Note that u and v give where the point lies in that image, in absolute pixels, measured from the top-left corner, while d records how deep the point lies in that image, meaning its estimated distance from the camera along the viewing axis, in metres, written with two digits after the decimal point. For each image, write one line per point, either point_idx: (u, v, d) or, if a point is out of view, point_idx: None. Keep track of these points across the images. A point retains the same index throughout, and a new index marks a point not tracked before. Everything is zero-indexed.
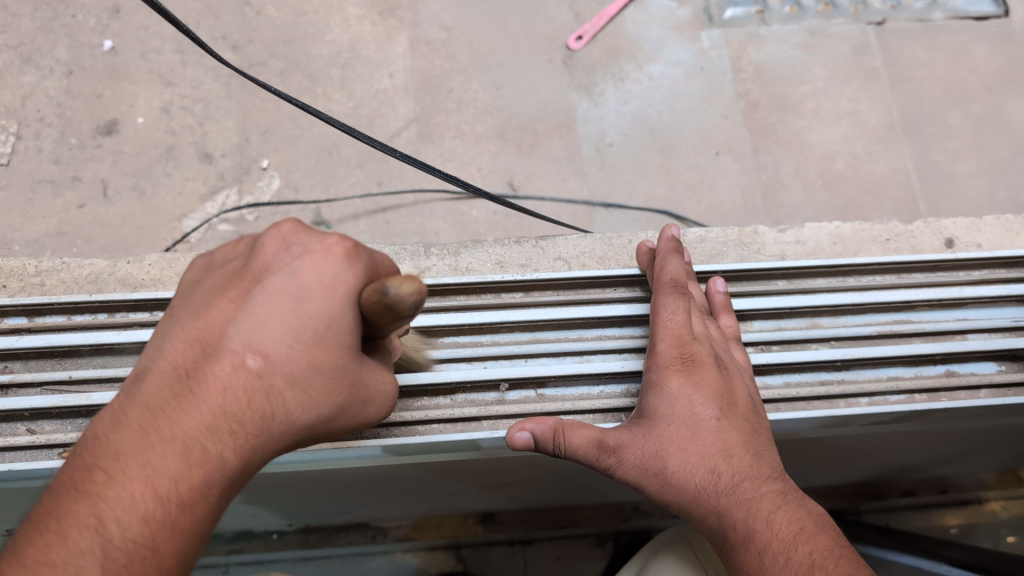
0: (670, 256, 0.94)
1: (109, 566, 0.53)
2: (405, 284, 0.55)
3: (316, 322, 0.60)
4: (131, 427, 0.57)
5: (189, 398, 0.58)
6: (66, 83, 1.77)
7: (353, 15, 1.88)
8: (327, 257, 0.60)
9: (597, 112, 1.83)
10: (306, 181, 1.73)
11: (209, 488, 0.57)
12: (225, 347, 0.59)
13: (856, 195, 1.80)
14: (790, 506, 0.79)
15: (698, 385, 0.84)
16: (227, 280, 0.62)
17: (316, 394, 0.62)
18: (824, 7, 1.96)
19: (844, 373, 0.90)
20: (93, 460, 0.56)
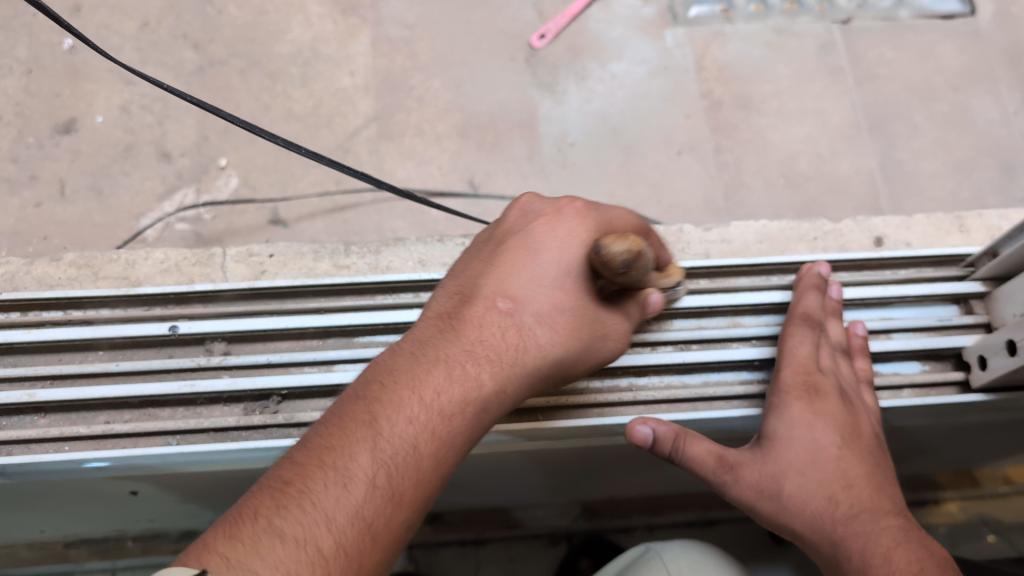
0: (811, 290, 0.98)
1: (381, 460, 0.72)
2: (618, 244, 0.71)
3: (554, 272, 0.86)
4: (408, 353, 0.81)
5: (457, 331, 0.83)
6: (25, 82, 1.76)
7: (315, 14, 1.87)
8: (559, 219, 0.89)
9: (559, 111, 1.82)
10: (263, 180, 1.72)
11: (464, 406, 0.78)
12: (481, 294, 0.86)
13: (819, 195, 1.79)
14: (910, 545, 0.81)
15: (818, 413, 0.92)
16: (490, 249, 0.91)
17: (563, 335, 0.85)
18: (789, 6, 1.95)
19: (737, 374, 1.00)
20: (382, 375, 0.78)
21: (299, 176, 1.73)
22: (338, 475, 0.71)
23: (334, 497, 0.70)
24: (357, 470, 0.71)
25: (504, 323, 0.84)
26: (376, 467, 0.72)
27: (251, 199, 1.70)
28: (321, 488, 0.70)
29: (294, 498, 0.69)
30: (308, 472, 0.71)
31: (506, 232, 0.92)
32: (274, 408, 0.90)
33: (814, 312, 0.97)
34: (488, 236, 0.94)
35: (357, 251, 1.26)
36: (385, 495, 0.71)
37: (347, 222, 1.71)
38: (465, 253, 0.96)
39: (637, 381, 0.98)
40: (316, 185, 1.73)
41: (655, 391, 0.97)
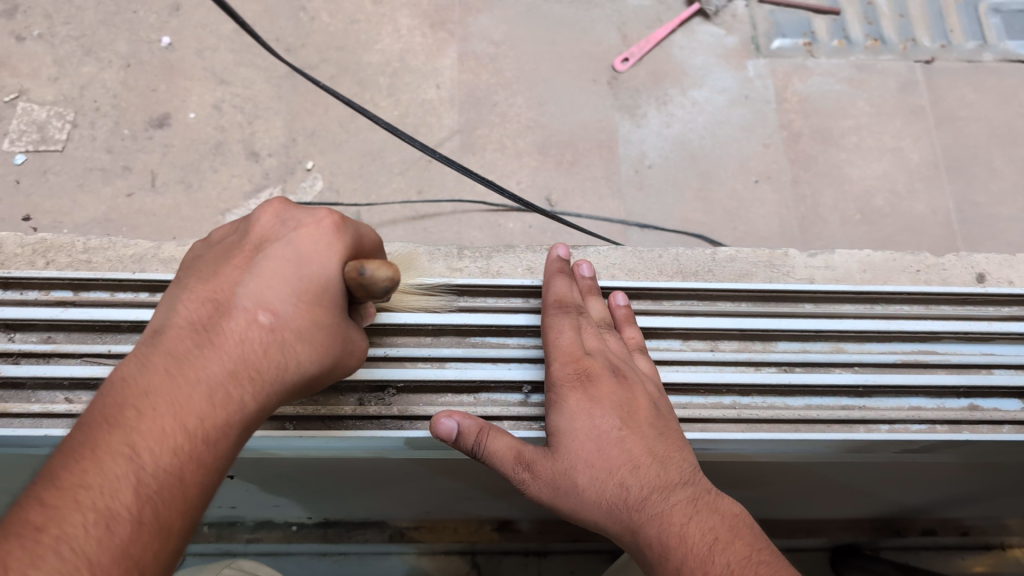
0: (556, 277, 0.87)
1: (141, 492, 0.57)
2: (380, 269, 0.63)
3: (316, 283, 0.66)
4: (155, 370, 0.61)
5: (211, 348, 0.63)
6: (123, 76, 1.82)
7: (405, 26, 1.92)
8: (318, 228, 0.67)
9: (639, 133, 1.85)
10: (347, 185, 1.76)
11: (229, 428, 0.62)
12: (237, 304, 0.65)
13: (894, 232, 1.79)
14: (703, 515, 0.73)
15: (595, 399, 0.80)
16: (227, 252, 0.68)
17: (315, 349, 0.67)
18: (872, 43, 1.96)
19: (865, 400, 0.86)
20: (125, 395, 0.60)
21: (382, 183, 1.77)
22: (100, 512, 0.55)
23: (94, 536, 0.54)
24: (116, 504, 0.56)
25: (265, 339, 0.65)
26: (141, 499, 0.57)
27: (335, 201, 1.75)
28: (79, 531, 0.54)
29: (48, 540, 0.53)
30: (64, 511, 0.55)
31: (254, 238, 0.68)
32: (389, 401, 0.82)
33: (567, 296, 0.86)
34: (222, 241, 0.71)
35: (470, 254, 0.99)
36: (153, 529, 0.57)
37: (426, 231, 1.75)
38: (191, 257, 0.71)
39: (740, 402, 0.84)
40: (398, 194, 1.77)
41: (762, 410, 0.83)
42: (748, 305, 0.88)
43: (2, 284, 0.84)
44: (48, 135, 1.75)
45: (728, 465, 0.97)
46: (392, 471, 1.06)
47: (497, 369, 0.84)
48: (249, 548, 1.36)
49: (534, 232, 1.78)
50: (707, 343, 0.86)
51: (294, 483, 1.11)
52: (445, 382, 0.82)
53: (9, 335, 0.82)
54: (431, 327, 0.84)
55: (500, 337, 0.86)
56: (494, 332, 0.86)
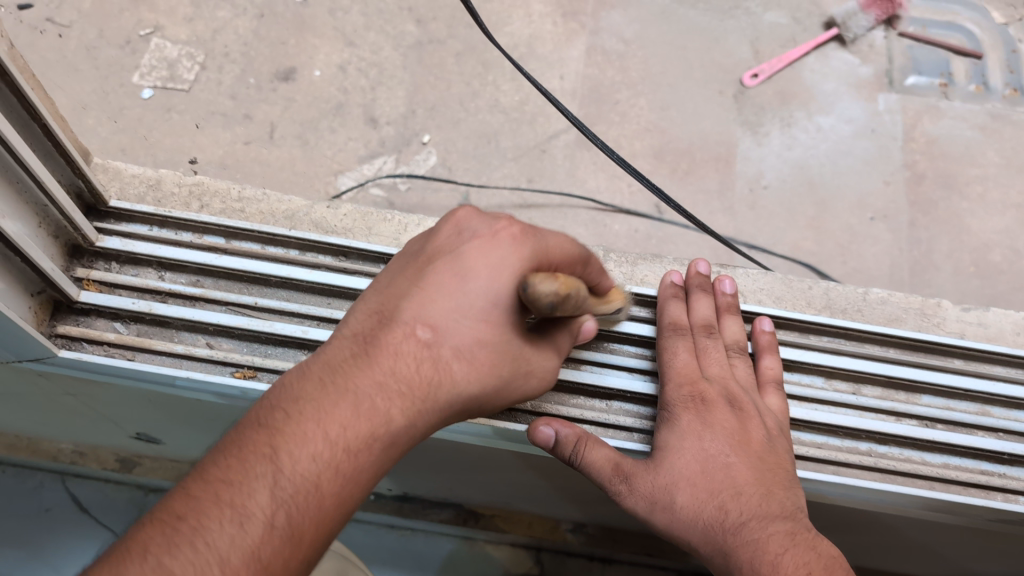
0: (670, 300, 0.87)
1: (277, 494, 0.56)
2: (544, 282, 0.54)
3: (482, 300, 0.66)
4: (315, 379, 0.62)
5: (367, 359, 0.63)
6: (255, 25, 1.84)
7: (537, 12, 1.90)
8: (496, 240, 0.67)
9: (759, 152, 1.81)
10: (460, 163, 1.76)
11: (377, 442, 0.61)
12: (399, 319, 0.65)
13: (1008, 290, 1.72)
14: (799, 548, 0.71)
15: (709, 424, 0.79)
16: (406, 268, 0.70)
17: (479, 367, 0.66)
18: (1011, 92, 1.90)
19: (1006, 468, 0.83)
20: (283, 401, 0.61)
21: (494, 167, 1.77)
22: (234, 508, 0.55)
23: (228, 533, 0.54)
24: (252, 504, 0.55)
25: (419, 354, 0.65)
26: (275, 502, 0.56)
27: (446, 178, 1.75)
28: (214, 521, 0.54)
29: (186, 530, 0.54)
30: (206, 503, 0.55)
31: (433, 252, 0.70)
32: None
33: (683, 319, 0.85)
34: (409, 252, 0.73)
35: (616, 258, 1.03)
36: (289, 535, 0.56)
37: (531, 221, 1.74)
38: (375, 274, 0.73)
39: (877, 449, 0.82)
40: (508, 179, 1.76)
41: (898, 463, 0.81)
42: (896, 352, 0.86)
43: (159, 221, 0.85)
44: (177, 74, 1.77)
45: (838, 513, 0.93)
46: (485, 466, 1.04)
47: (633, 380, 0.83)
48: None
49: (639, 237, 1.75)
50: (850, 385, 0.84)
51: None
52: (584, 385, 0.81)
53: (159, 272, 0.83)
54: None
55: (637, 348, 0.86)
56: (633, 342, 0.86)
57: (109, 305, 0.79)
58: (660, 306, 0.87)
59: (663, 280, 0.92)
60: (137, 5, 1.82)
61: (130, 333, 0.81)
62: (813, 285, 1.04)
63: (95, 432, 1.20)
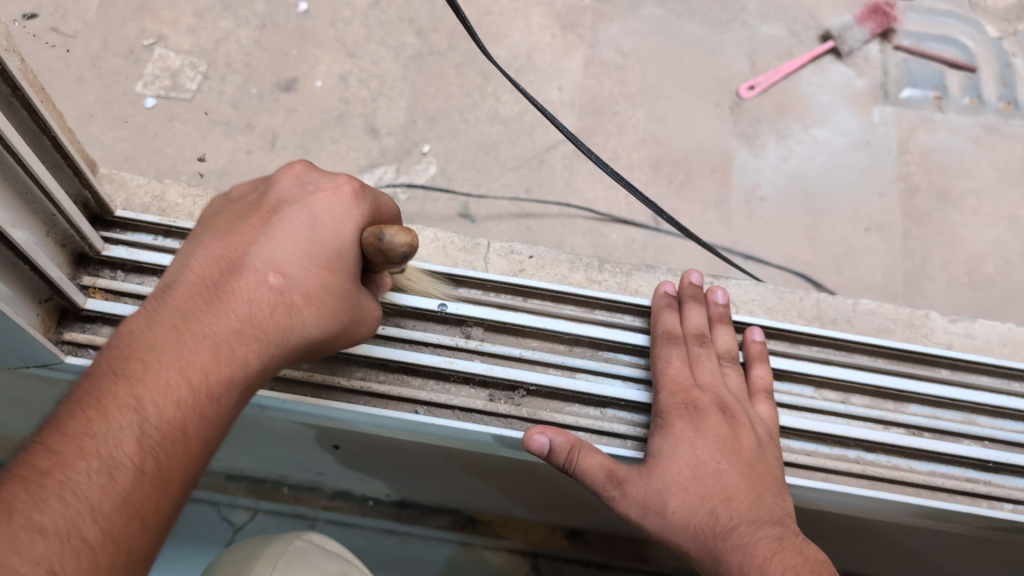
0: (664, 309, 0.89)
1: (144, 443, 0.56)
2: (398, 235, 0.65)
3: (328, 248, 0.68)
4: (165, 326, 0.62)
5: (218, 307, 0.64)
6: (257, 35, 1.86)
7: (536, 24, 1.92)
8: (338, 193, 0.70)
9: (755, 164, 1.84)
10: (460, 173, 1.79)
11: (230, 385, 0.62)
12: (248, 265, 0.66)
13: (1001, 301, 1.74)
14: (787, 553, 0.73)
15: (701, 431, 0.81)
16: (244, 212, 0.71)
17: (326, 311, 0.68)
18: (1005, 106, 1.92)
19: (992, 476, 0.85)
20: (133, 349, 0.60)
21: (494, 176, 1.79)
22: (102, 459, 0.55)
23: (96, 482, 0.54)
24: (120, 454, 0.55)
25: (271, 299, 0.66)
26: (142, 450, 0.56)
27: (446, 189, 1.77)
28: (82, 474, 0.54)
29: (51, 485, 0.53)
30: (69, 458, 0.55)
31: (274, 199, 0.71)
32: (518, 401, 0.83)
33: (676, 328, 0.87)
34: (241, 203, 0.73)
35: (611, 269, 1.06)
36: (155, 480, 0.56)
37: (530, 230, 1.76)
38: (208, 218, 0.73)
39: (865, 457, 0.84)
40: (507, 189, 1.78)
41: (886, 470, 0.83)
42: (884, 362, 0.88)
43: (163, 231, 0.87)
44: (179, 83, 1.79)
45: (828, 519, 0.94)
46: (480, 472, 1.06)
47: (627, 388, 0.85)
48: (320, 515, 1.39)
49: (637, 246, 1.78)
50: (840, 394, 0.86)
51: (389, 465, 1.12)
52: (579, 393, 0.82)
53: None
54: (570, 336, 0.85)
55: (631, 357, 0.88)
56: (627, 351, 0.88)
57: (115, 313, 0.81)
58: (654, 315, 0.89)
59: (655, 291, 0.94)
60: (141, 14, 1.84)
61: None
62: (806, 295, 1.07)
63: None
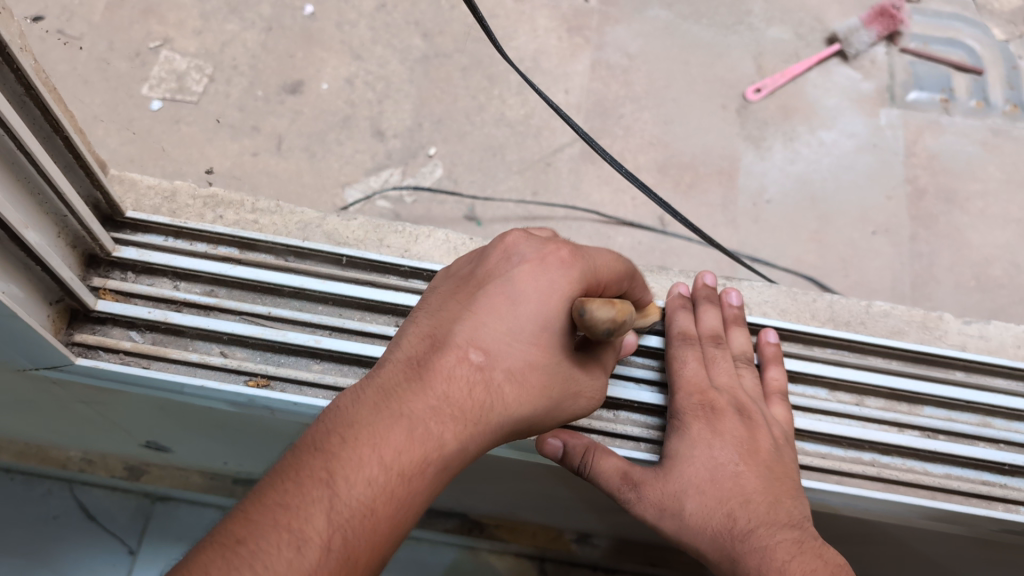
0: (679, 311, 0.89)
1: (333, 519, 0.55)
2: (602, 308, 0.57)
3: (532, 324, 0.65)
4: (369, 403, 0.61)
5: (422, 385, 0.62)
6: (264, 38, 1.86)
7: (542, 27, 1.92)
8: (544, 264, 0.66)
9: (762, 166, 1.83)
10: (466, 176, 1.78)
11: (431, 467, 0.59)
12: (452, 342, 0.64)
13: (1009, 304, 1.73)
14: (807, 556, 0.73)
15: (717, 432, 0.81)
16: (455, 290, 0.69)
17: (530, 389, 0.66)
18: (1012, 108, 1.91)
19: (1008, 479, 0.84)
20: (340, 422, 0.60)
21: (500, 179, 1.78)
22: (292, 532, 0.54)
23: (285, 557, 0.53)
24: (309, 527, 0.54)
25: (474, 380, 0.63)
26: (331, 526, 0.55)
27: (452, 191, 1.77)
28: (270, 546, 0.53)
29: (244, 553, 0.52)
30: (263, 528, 0.53)
31: (480, 277, 0.68)
32: None
33: (691, 330, 0.87)
34: (455, 275, 0.71)
35: None
36: (341, 557, 0.54)
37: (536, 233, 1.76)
38: (428, 292, 0.72)
39: (880, 459, 0.83)
40: (513, 191, 1.78)
41: (902, 473, 0.82)
42: (899, 364, 0.88)
43: (174, 232, 0.87)
44: (186, 85, 1.79)
45: (841, 522, 0.94)
46: (489, 475, 1.05)
47: (640, 391, 0.84)
48: None
49: (643, 249, 1.77)
50: (854, 397, 0.86)
51: None
52: None
53: (174, 282, 0.85)
54: None
55: (645, 359, 0.87)
56: (640, 354, 0.87)
57: (125, 314, 0.81)
58: (668, 317, 0.89)
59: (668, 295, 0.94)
60: (147, 17, 1.84)
61: (145, 341, 0.82)
62: (818, 297, 1.06)
63: (106, 440, 1.22)
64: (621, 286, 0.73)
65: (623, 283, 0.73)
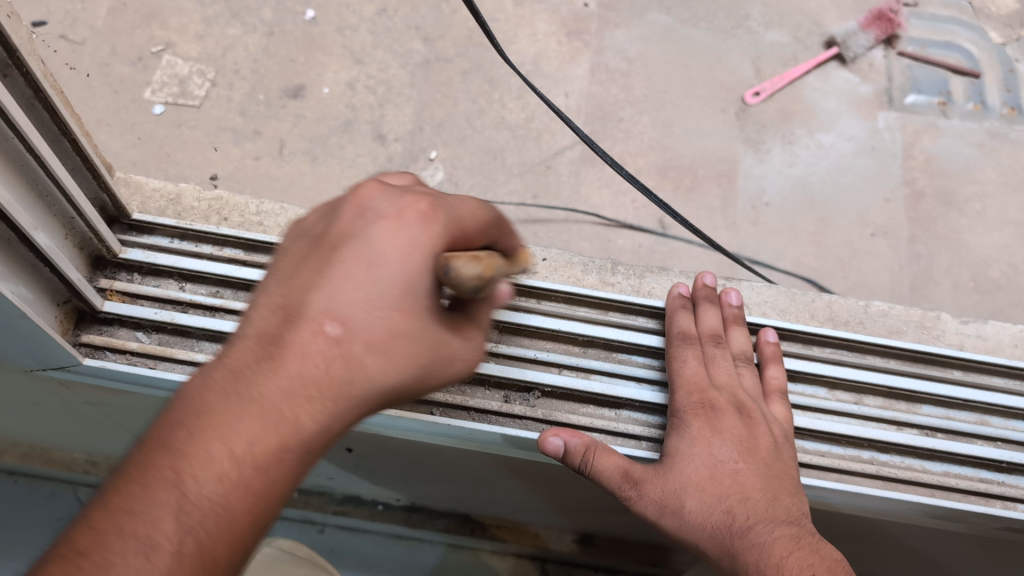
0: (679, 310, 0.90)
1: (184, 522, 0.50)
2: (466, 266, 0.53)
3: (393, 288, 0.56)
4: (217, 388, 0.54)
5: (271, 364, 0.54)
6: (265, 42, 1.87)
7: (542, 31, 1.93)
8: (402, 221, 0.57)
9: (761, 169, 1.84)
10: (467, 180, 1.79)
11: (286, 455, 0.53)
12: (306, 312, 0.55)
13: (1007, 305, 1.75)
14: (803, 552, 0.74)
15: (717, 430, 0.83)
16: (309, 246, 0.60)
17: (401, 361, 0.57)
18: (1009, 111, 1.92)
19: (1006, 476, 0.85)
20: (187, 412, 0.53)
21: (500, 182, 1.79)
22: (139, 539, 0.49)
23: (132, 566, 0.49)
24: (158, 534, 0.50)
25: (331, 354, 0.55)
26: (184, 527, 0.50)
27: (453, 194, 1.78)
28: (117, 556, 0.49)
29: (87, 568, 0.48)
30: (106, 536, 0.49)
31: (336, 233, 0.59)
32: (533, 403, 0.84)
33: (691, 329, 0.88)
34: (308, 231, 0.62)
35: (623, 271, 1.07)
36: (198, 558, 0.50)
37: (537, 236, 1.77)
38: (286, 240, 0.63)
39: (879, 457, 0.84)
40: (514, 195, 1.79)
41: (901, 471, 0.83)
42: (897, 363, 0.89)
43: (180, 234, 0.88)
44: (188, 90, 1.80)
45: (841, 520, 0.95)
46: (491, 475, 1.06)
47: (641, 390, 0.85)
48: (330, 520, 1.39)
49: (643, 251, 1.78)
50: (853, 395, 0.87)
51: (399, 469, 1.13)
52: (594, 395, 0.83)
53: (180, 283, 0.86)
54: (583, 336, 0.85)
55: (645, 358, 0.88)
56: (641, 353, 0.88)
57: (133, 315, 0.82)
58: (667, 317, 0.90)
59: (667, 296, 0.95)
60: (149, 22, 1.85)
61: (152, 342, 0.83)
62: (817, 297, 1.07)
63: (110, 441, 1.22)
64: (488, 240, 0.63)
65: (487, 237, 0.63)
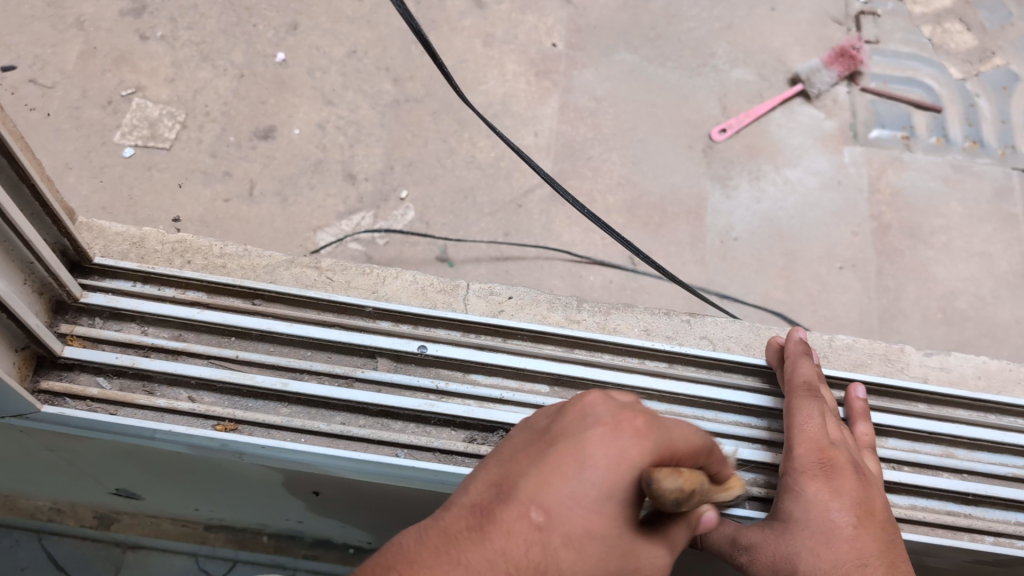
0: (801, 358, 0.90)
1: None
2: (669, 477, 0.49)
3: (594, 487, 0.53)
4: (426, 550, 0.55)
5: (479, 538, 0.54)
6: (235, 85, 1.87)
7: (511, 71, 1.95)
8: (619, 428, 0.54)
9: (729, 205, 1.86)
10: (438, 219, 1.79)
11: None
12: (515, 497, 0.54)
13: (976, 336, 1.77)
14: None
15: (837, 491, 0.80)
16: (536, 443, 0.58)
17: (590, 560, 0.53)
18: (971, 144, 1.96)
19: (973, 508, 0.86)
20: (398, 561, 0.55)
21: (471, 221, 1.80)
22: None
23: None
24: None
25: (529, 539, 0.53)
26: None
27: (424, 233, 1.78)
28: None
29: None
30: None
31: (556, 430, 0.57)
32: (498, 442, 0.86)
33: (813, 381, 0.88)
34: (537, 427, 0.60)
35: (588, 308, 1.07)
36: None
37: (508, 273, 1.77)
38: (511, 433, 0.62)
39: None
40: (485, 233, 1.79)
41: None
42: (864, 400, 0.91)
43: (142, 277, 0.87)
44: (157, 133, 1.79)
45: None
46: None
47: None
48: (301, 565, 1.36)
49: (614, 288, 1.79)
50: None
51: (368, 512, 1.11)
52: None
53: (142, 327, 0.85)
54: (543, 375, 0.89)
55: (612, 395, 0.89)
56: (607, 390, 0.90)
57: (93, 360, 0.81)
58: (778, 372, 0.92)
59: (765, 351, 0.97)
60: (119, 65, 1.85)
61: (113, 387, 0.83)
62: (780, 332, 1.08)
63: (74, 489, 1.20)
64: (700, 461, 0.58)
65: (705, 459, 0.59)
